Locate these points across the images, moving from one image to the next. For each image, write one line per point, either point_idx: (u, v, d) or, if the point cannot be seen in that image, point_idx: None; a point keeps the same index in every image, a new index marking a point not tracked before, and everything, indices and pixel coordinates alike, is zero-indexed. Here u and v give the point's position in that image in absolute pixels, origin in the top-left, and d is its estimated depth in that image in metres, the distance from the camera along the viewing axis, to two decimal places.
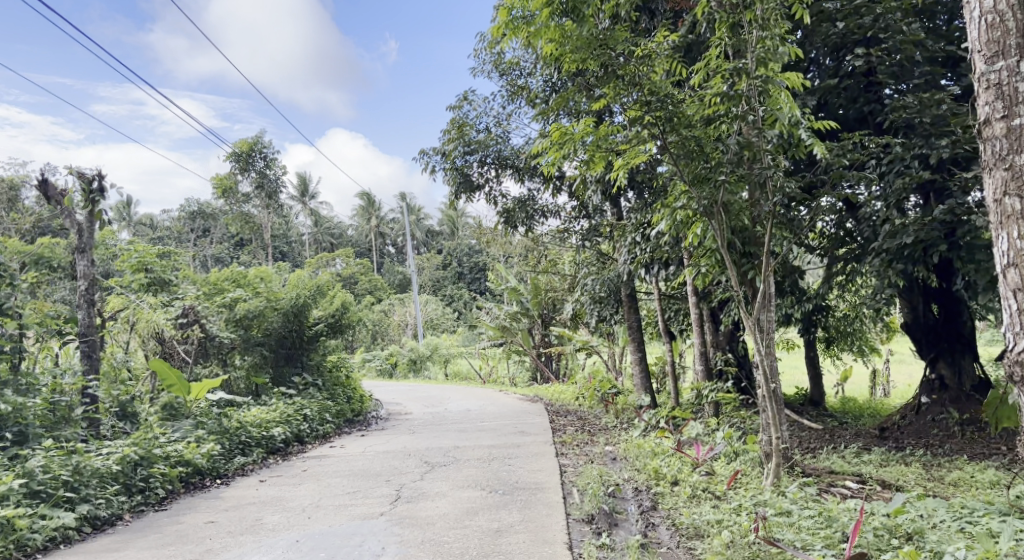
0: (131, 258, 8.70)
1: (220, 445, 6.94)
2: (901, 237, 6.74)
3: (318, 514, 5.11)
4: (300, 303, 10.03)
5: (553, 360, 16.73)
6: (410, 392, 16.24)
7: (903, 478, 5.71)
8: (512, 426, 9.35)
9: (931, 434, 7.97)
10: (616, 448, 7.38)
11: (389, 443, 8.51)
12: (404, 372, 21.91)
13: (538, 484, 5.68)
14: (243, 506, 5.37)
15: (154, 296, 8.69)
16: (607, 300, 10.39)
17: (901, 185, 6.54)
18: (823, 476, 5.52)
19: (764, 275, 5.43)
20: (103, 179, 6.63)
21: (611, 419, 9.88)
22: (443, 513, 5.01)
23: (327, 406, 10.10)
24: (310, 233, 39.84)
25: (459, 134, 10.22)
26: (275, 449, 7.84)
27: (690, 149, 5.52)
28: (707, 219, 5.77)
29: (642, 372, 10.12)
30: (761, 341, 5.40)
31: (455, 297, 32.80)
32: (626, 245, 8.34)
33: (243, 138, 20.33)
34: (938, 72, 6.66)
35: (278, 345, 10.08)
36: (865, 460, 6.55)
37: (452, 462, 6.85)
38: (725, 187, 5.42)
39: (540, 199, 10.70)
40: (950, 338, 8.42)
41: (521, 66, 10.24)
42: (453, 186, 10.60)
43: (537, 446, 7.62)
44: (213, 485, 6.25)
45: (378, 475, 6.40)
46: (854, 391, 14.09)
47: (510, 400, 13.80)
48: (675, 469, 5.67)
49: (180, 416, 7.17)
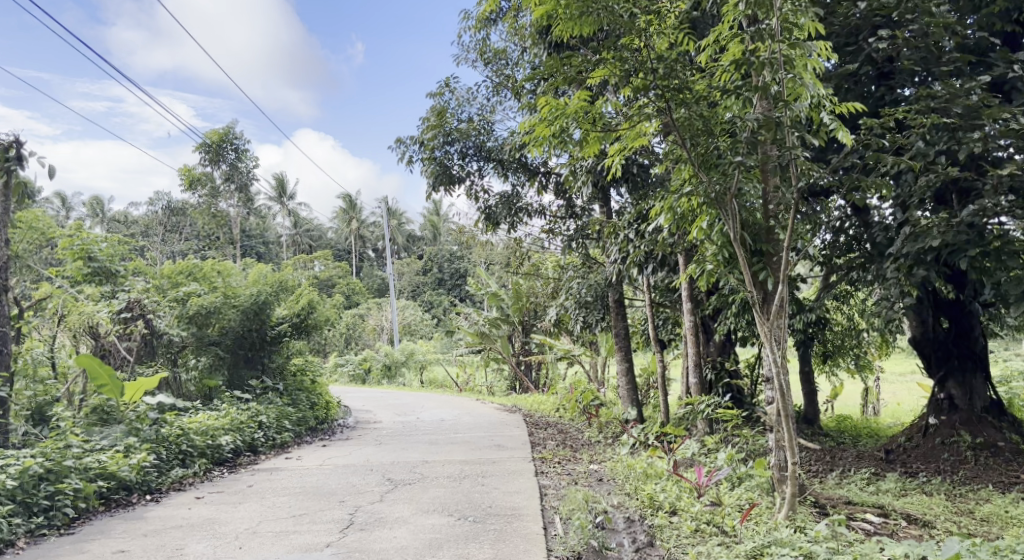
0: (74, 244, 7.93)
1: (154, 456, 6.13)
2: (924, 241, 6.05)
3: (253, 543, 4.31)
4: (261, 300, 9.19)
5: (533, 370, 16.00)
6: (382, 399, 15.42)
7: (929, 512, 5.00)
8: (488, 439, 8.59)
9: (941, 458, 7.30)
10: (602, 469, 6.64)
11: (351, 456, 7.69)
12: (377, 378, 21.14)
13: (515, 511, 4.92)
14: (166, 531, 4.56)
15: (93, 287, 7.91)
16: (593, 305, 9.64)
17: (925, 183, 5.89)
18: (840, 508, 4.83)
19: (783, 278, 4.67)
20: (21, 146, 5.75)
21: (594, 433, 9.15)
22: (401, 546, 4.22)
23: (286, 413, 9.26)
24: (287, 234, 38.87)
25: (438, 123, 9.42)
26: (222, 461, 7.03)
27: (695, 130, 4.91)
28: (714, 211, 5.09)
29: (628, 384, 9.38)
30: (777, 352, 4.66)
31: (435, 302, 31.98)
32: (618, 243, 7.61)
33: (214, 128, 19.45)
34: (967, 61, 6.06)
35: (235, 344, 9.22)
36: (880, 488, 5.86)
37: (418, 480, 6.07)
38: (739, 173, 4.74)
39: (524, 196, 9.96)
40: (961, 354, 7.75)
41: (508, 55, 9.58)
42: (430, 180, 9.73)
43: (513, 463, 6.86)
44: (140, 502, 5.43)
45: (332, 495, 5.60)
46: (847, 410, 13.46)
47: (487, 410, 13.06)
48: (673, 496, 4.94)
49: (111, 421, 6.38)
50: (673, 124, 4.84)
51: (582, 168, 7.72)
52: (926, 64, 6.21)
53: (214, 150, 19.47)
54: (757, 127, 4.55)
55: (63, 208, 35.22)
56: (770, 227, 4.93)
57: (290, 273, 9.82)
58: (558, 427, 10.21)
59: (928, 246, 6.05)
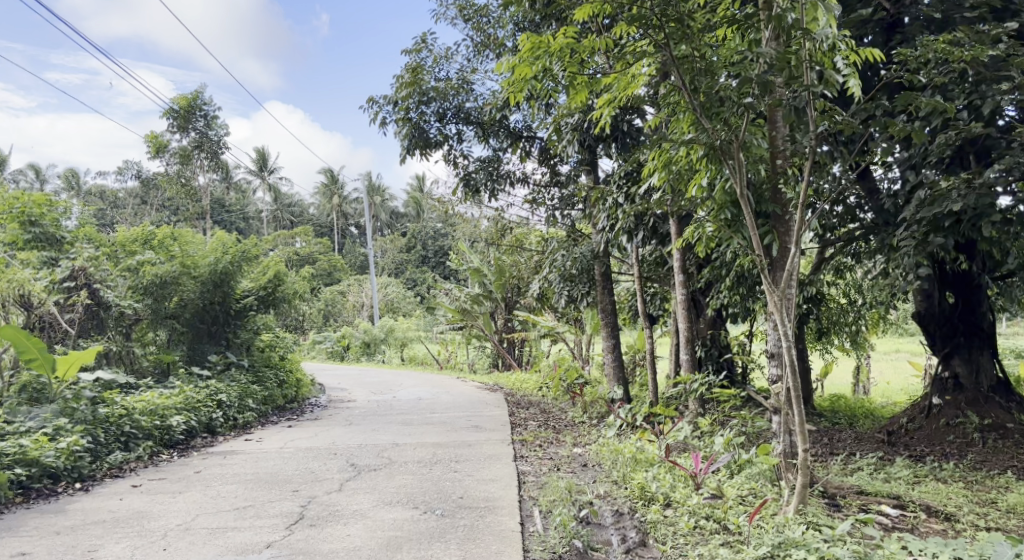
0: (11, 208, 7.38)
1: (89, 439, 5.48)
2: (941, 205, 5.48)
3: (181, 544, 3.73)
4: (221, 270, 8.51)
5: (516, 347, 15.47)
6: (358, 378, 14.77)
7: (950, 503, 4.52)
8: (465, 419, 8.04)
9: (946, 441, 6.84)
10: (587, 453, 6.09)
11: (315, 438, 7.08)
12: (357, 354, 20.56)
13: (489, 503, 4.37)
14: (83, 528, 3.97)
15: (31, 252, 7.30)
16: (578, 278, 8.90)
17: (943, 140, 5.29)
18: (852, 499, 4.34)
19: (797, 239, 4.05)
20: None
21: (579, 413, 8.60)
22: (354, 548, 3.66)
23: (251, 391, 8.60)
24: (267, 209, 37.92)
25: (413, 80, 8.64)
26: (172, 443, 6.40)
27: (697, 70, 4.27)
28: (717, 165, 4.46)
29: (615, 361, 8.84)
30: (789, 324, 4.06)
31: (418, 280, 31.32)
32: (606, 210, 7.03)
33: (183, 93, 18.51)
34: (991, 5, 5.48)
35: (196, 318, 8.57)
36: (892, 475, 5.37)
37: (383, 467, 5.49)
38: (748, 120, 4.11)
39: (506, 162, 9.31)
40: (968, 331, 7.22)
41: (490, 10, 8.87)
42: (405, 142, 8.99)
43: (491, 446, 6.31)
44: (67, 492, 4.86)
45: (287, 483, 5.02)
46: (837, 390, 13.04)
47: (467, 388, 12.53)
48: (666, 486, 4.39)
49: (42, 401, 5.77)
50: (671, 63, 4.20)
51: (568, 125, 7.08)
52: (945, 10, 5.64)
53: (182, 117, 18.59)
54: (772, 63, 3.86)
55: (37, 180, 34.34)
56: (776, 184, 4.36)
57: (255, 244, 9.08)
58: (541, 407, 9.67)
59: (946, 211, 5.47)
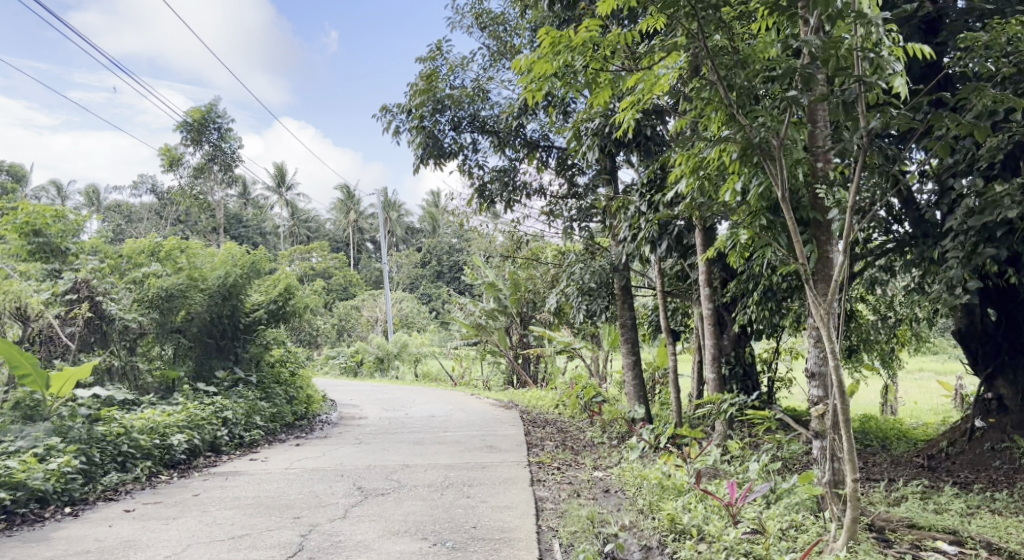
0: (15, 218, 7.10)
1: (83, 460, 5.20)
2: (993, 212, 5.09)
3: None
4: (228, 283, 8.29)
5: (531, 363, 15.11)
6: (370, 393, 14.44)
7: (1011, 538, 4.11)
8: (479, 439, 7.69)
9: (992, 466, 6.40)
10: (608, 477, 5.72)
11: (322, 458, 6.75)
12: (370, 371, 20.25)
13: (505, 534, 4.02)
14: None
15: (34, 265, 7.07)
16: (597, 292, 8.47)
17: (994, 143, 4.93)
18: (903, 534, 3.95)
19: (846, 246, 3.66)
20: None
21: (597, 433, 8.22)
22: None
23: (259, 409, 8.30)
24: (283, 224, 37.91)
25: (428, 87, 8.31)
26: (173, 463, 6.10)
27: (729, 65, 3.95)
28: (752, 168, 4.11)
29: (635, 379, 8.48)
30: (835, 341, 3.68)
31: (432, 295, 31.04)
32: (627, 219, 6.70)
33: (196, 106, 18.44)
34: None
35: (203, 332, 8.32)
36: (942, 506, 4.96)
37: (392, 491, 5.16)
38: (789, 117, 3.77)
39: (522, 172, 9.00)
40: (1013, 349, 6.75)
41: (507, 17, 8.64)
42: (419, 152, 8.69)
43: (506, 469, 5.96)
44: (55, 517, 4.58)
45: (289, 508, 4.71)
46: (864, 409, 12.53)
47: (481, 405, 12.19)
48: (699, 518, 4.02)
49: (36, 420, 5.52)
50: (702, 57, 3.90)
51: (588, 131, 6.77)
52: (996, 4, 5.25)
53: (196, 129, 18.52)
54: (815, 54, 3.54)
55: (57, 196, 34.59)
56: (814, 187, 4.05)
57: (264, 256, 8.83)
58: (558, 426, 9.31)
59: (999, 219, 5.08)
